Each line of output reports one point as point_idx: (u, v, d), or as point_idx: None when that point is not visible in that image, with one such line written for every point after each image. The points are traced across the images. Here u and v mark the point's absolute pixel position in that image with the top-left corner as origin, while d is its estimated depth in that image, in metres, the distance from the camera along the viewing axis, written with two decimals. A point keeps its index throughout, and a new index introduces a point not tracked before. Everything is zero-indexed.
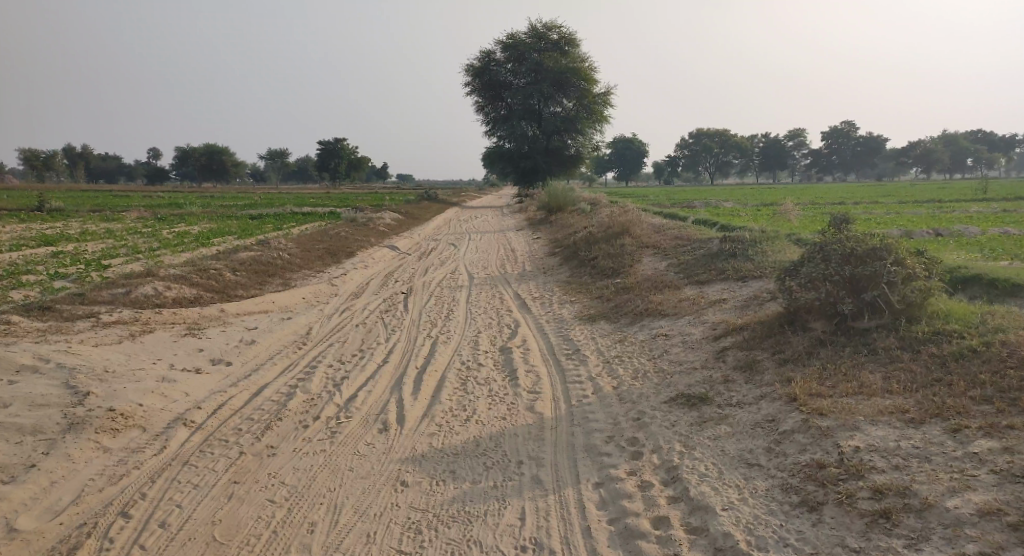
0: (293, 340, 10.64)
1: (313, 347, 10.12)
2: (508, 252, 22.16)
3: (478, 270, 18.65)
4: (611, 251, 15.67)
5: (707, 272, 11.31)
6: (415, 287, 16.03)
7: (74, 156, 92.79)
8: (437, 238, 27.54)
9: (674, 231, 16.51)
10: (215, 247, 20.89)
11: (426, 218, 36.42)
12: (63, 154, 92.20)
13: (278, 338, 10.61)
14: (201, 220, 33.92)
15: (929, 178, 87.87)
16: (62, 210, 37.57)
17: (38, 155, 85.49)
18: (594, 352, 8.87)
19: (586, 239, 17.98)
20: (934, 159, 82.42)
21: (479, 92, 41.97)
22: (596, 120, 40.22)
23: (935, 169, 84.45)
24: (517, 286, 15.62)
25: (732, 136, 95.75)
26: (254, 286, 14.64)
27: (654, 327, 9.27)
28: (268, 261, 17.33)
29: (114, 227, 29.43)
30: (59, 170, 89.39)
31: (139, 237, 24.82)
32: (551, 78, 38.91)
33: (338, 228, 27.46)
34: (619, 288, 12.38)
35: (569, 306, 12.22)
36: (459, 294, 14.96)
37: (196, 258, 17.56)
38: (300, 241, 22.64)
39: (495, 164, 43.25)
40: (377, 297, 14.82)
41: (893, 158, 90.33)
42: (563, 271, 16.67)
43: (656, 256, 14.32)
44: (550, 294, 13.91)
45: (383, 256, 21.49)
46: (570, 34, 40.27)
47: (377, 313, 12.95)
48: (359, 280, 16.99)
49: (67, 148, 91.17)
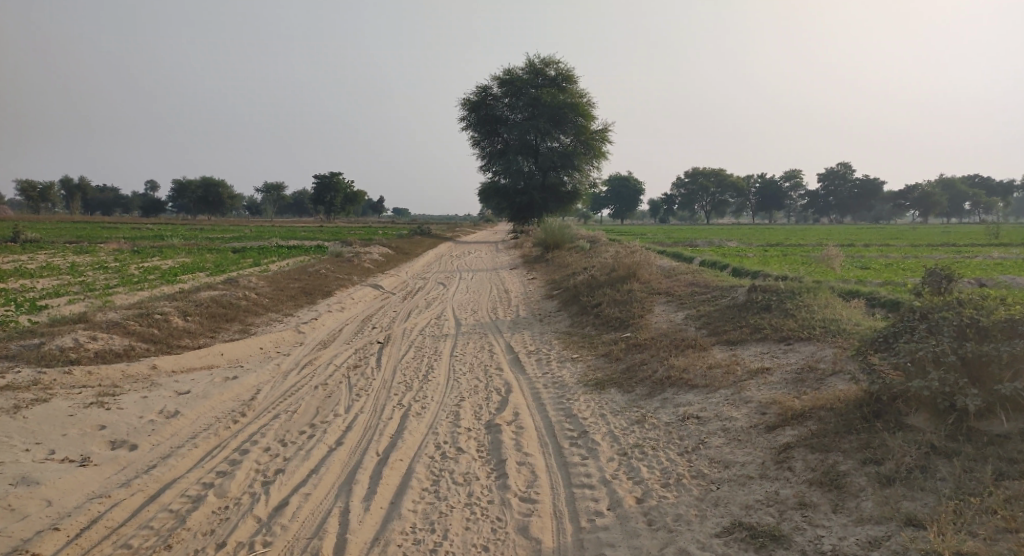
0: (230, 410, 8.46)
1: (253, 422, 8.00)
2: (502, 294, 20.32)
3: (467, 314, 16.81)
4: (617, 298, 13.87)
5: (738, 329, 9.48)
6: (394, 335, 14.13)
7: (68, 188, 91.58)
8: (426, 277, 25.66)
9: (687, 275, 14.70)
10: (181, 285, 18.97)
11: (416, 252, 34.67)
12: (60, 185, 91.39)
13: (211, 406, 8.54)
14: (180, 253, 32.07)
15: (927, 221, 86.89)
16: (37, 241, 35.58)
17: (32, 185, 84.46)
18: (606, 437, 6.95)
19: (588, 282, 16.16)
20: (931, 203, 81.39)
21: (475, 127, 40.58)
22: (594, 156, 38.84)
23: (931, 213, 83.90)
24: (511, 336, 13.75)
25: (728, 177, 94.66)
26: (205, 335, 12.64)
27: (683, 402, 7.38)
28: (231, 302, 15.36)
29: (81, 260, 27.48)
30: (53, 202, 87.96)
31: (102, 273, 22.87)
32: (548, 113, 37.60)
33: (321, 264, 25.65)
34: (631, 344, 10.53)
35: (572, 366, 10.31)
36: (443, 345, 13.07)
37: (150, 298, 15.71)
38: (275, 278, 20.79)
39: (490, 200, 41.67)
40: (347, 348, 12.87)
41: (889, 201, 89.45)
42: (562, 318, 14.84)
43: (671, 306, 12.49)
44: (548, 348, 12.01)
45: (364, 297, 19.59)
46: (568, 70, 39.16)
47: (343, 369, 10.98)
48: (332, 326, 15.05)
49: (66, 181, 90.61)
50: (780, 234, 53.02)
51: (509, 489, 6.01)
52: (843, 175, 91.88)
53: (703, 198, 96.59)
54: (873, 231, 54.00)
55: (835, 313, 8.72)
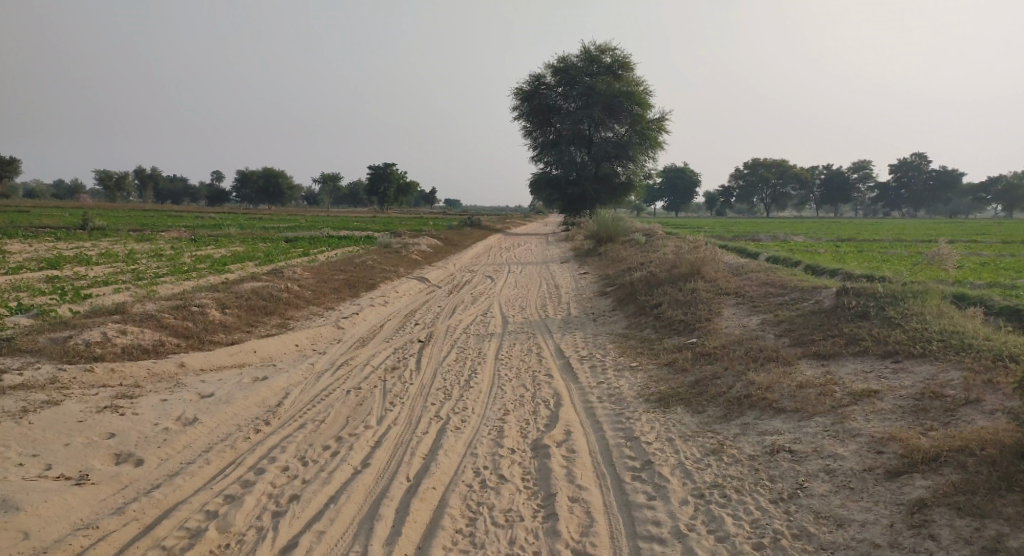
0: (255, 417, 7.53)
1: (277, 432, 7.10)
2: (552, 289, 19.22)
3: (516, 311, 15.85)
4: (680, 298, 12.67)
5: (827, 343, 8.26)
6: (437, 333, 13.21)
7: (142, 177, 95.27)
8: (474, 269, 24.76)
9: (759, 274, 13.36)
10: (228, 275, 18.51)
11: (466, 244, 33.86)
12: (132, 175, 94.74)
13: (233, 414, 7.50)
14: (232, 243, 31.92)
15: (1010, 214, 81.72)
16: (103, 229, 36.17)
17: (108, 174, 88.36)
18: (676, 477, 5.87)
19: (646, 279, 14.94)
20: (1018, 196, 76.49)
21: (527, 117, 39.45)
22: (650, 146, 37.26)
23: (1016, 208, 78.78)
24: (561, 337, 12.68)
25: (791, 168, 90.93)
26: (243, 329, 11.74)
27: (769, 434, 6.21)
28: (271, 294, 14.64)
29: (136, 248, 27.56)
30: (127, 191, 91.35)
31: (153, 261, 22.69)
32: (603, 102, 36.27)
33: (368, 255, 24.99)
34: (699, 354, 9.35)
35: (630, 377, 9.19)
36: (488, 346, 12.08)
37: (193, 289, 15.13)
38: (320, 269, 20.14)
39: (541, 191, 40.48)
40: (388, 347, 11.99)
41: (969, 194, 84.44)
42: (617, 318, 13.68)
43: (742, 311, 11.21)
44: (603, 353, 10.90)
45: (409, 291, 18.74)
46: (624, 57, 37.64)
47: (379, 371, 10.07)
48: (373, 322, 14.20)
49: (138, 170, 93.79)
50: (852, 228, 50.30)
51: (559, 536, 5.03)
52: (919, 166, 86.98)
53: (763, 190, 93.20)
54: (954, 224, 50.51)
55: (950, 328, 7.39)
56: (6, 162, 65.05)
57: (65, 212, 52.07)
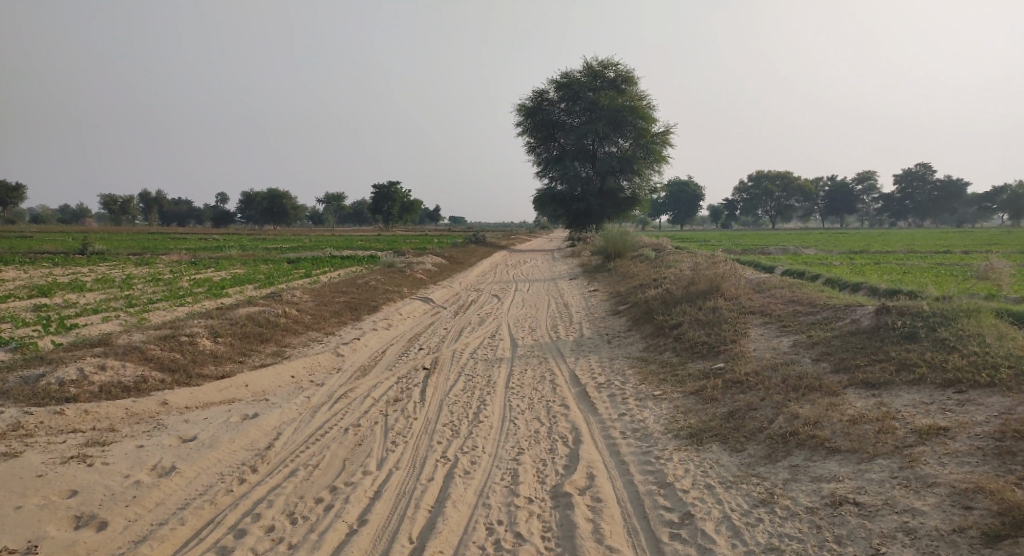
0: (241, 461, 6.75)
1: (264, 479, 6.32)
2: (562, 308, 18.45)
3: (525, 332, 15.11)
4: (701, 317, 11.92)
5: (873, 368, 7.49)
6: (443, 359, 12.45)
7: (147, 201, 95.45)
8: (480, 288, 24.04)
9: (783, 291, 12.60)
10: (226, 300, 17.86)
11: (471, 262, 33.18)
12: (137, 197, 94.69)
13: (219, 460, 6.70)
14: (233, 265, 31.24)
15: (1016, 223, 80.99)
16: (103, 253, 35.70)
17: (113, 199, 88.54)
18: (722, 542, 5.07)
19: (662, 297, 14.18)
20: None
21: (530, 132, 38.87)
22: (654, 160, 36.62)
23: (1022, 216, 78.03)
24: (575, 360, 11.89)
25: (795, 180, 90.20)
26: (236, 359, 11.00)
27: (824, 483, 5.43)
28: (267, 320, 13.93)
29: (134, 272, 26.98)
30: (131, 213, 91.22)
31: (149, 286, 21.99)
32: (607, 116, 35.80)
33: (371, 275, 24.31)
34: (728, 381, 8.57)
35: (655, 407, 8.41)
36: (498, 372, 11.31)
37: (186, 315, 14.43)
38: (320, 291, 19.43)
39: (545, 206, 39.76)
40: (390, 376, 11.23)
41: (973, 203, 83.96)
42: (634, 340, 12.90)
43: (770, 331, 10.42)
44: (623, 379, 10.11)
45: (413, 313, 18.00)
46: (627, 72, 37.15)
47: (381, 403, 9.29)
48: (375, 347, 13.46)
49: (143, 193, 93.79)
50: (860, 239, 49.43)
51: None
52: (923, 175, 86.78)
53: (768, 202, 92.14)
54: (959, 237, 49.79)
55: (1017, 353, 6.65)
56: (11, 189, 65.21)
57: (68, 236, 51.66)
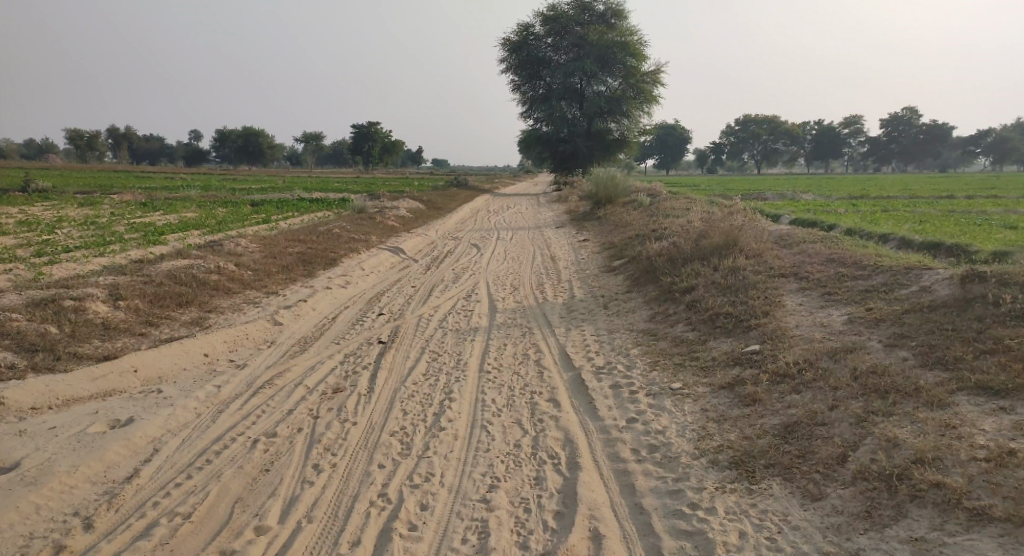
0: (52, 504, 4.98)
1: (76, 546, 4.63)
2: (547, 262, 16.14)
3: (504, 292, 12.88)
4: (719, 281, 9.72)
5: (990, 364, 5.41)
6: (403, 329, 10.17)
7: (116, 136, 90.71)
8: (457, 237, 21.57)
9: (815, 248, 10.38)
10: (158, 249, 15.30)
11: (449, 207, 30.65)
12: (106, 134, 90.08)
13: (30, 517, 4.86)
14: (189, 208, 28.48)
15: (1003, 167, 79.20)
16: (49, 192, 32.58)
17: (78, 133, 83.44)
18: None
19: (668, 253, 11.89)
20: (1010, 148, 74.02)
21: (514, 70, 35.72)
22: (645, 101, 33.88)
23: (1009, 160, 76.21)
24: (564, 333, 9.69)
25: (782, 123, 87.38)
26: (135, 332, 8.65)
27: None
28: (193, 278, 11.48)
29: (70, 213, 24.06)
30: (101, 151, 86.97)
31: (80, 230, 19.31)
32: (595, 53, 32.98)
33: (336, 221, 21.77)
34: (772, 374, 6.41)
35: (675, 411, 6.27)
36: (470, 348, 9.09)
37: (96, 270, 12.01)
38: (271, 241, 16.96)
39: (530, 148, 37.02)
40: (335, 353, 8.98)
41: (958, 147, 82.29)
42: (635, 306, 10.71)
43: (812, 301, 8.23)
44: (627, 364, 7.93)
45: (377, 267, 15.60)
46: (618, 3, 33.84)
47: (313, 398, 7.09)
48: (323, 313, 11.13)
49: (112, 129, 89.10)
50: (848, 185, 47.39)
51: None
52: (909, 120, 84.11)
53: (755, 146, 90.01)
54: (950, 181, 47.59)
55: None
56: None
57: (28, 173, 48.13)
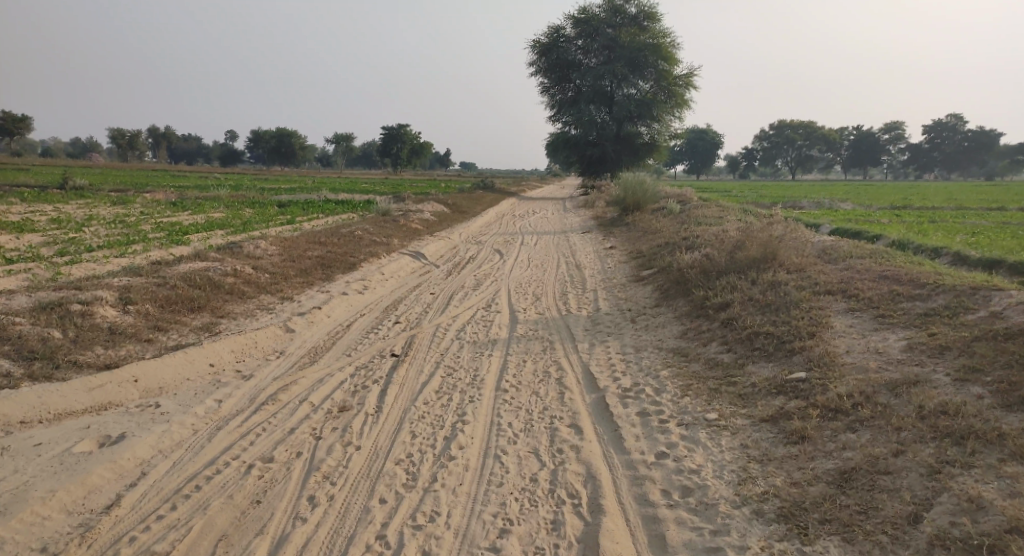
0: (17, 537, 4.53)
1: None
2: (573, 270, 15.56)
3: (528, 301, 12.33)
4: (758, 297, 9.06)
5: None
6: (419, 340, 9.65)
7: (155, 136, 92.23)
8: (481, 241, 21.08)
9: (864, 263, 9.66)
10: (179, 249, 15.02)
11: (476, 210, 30.21)
12: (145, 133, 91.54)
13: None
14: (216, 207, 28.41)
15: None
16: (82, 188, 32.85)
17: (118, 132, 84.93)
18: None
19: (701, 264, 11.23)
20: None
21: (544, 72, 35.19)
22: (676, 105, 33.09)
23: None
24: (589, 349, 9.10)
25: (818, 129, 85.62)
26: (141, 337, 8.17)
27: None
28: (208, 282, 11.04)
29: (99, 211, 24.07)
30: (140, 150, 88.40)
31: (105, 228, 19.20)
32: (626, 56, 32.26)
33: (361, 223, 21.39)
34: (823, 409, 5.77)
35: (712, 446, 5.65)
36: (488, 363, 8.54)
37: (110, 270, 11.70)
38: (292, 243, 16.60)
39: (558, 152, 36.43)
40: (346, 365, 8.48)
41: (1006, 155, 79.28)
42: (666, 320, 10.08)
43: (864, 323, 7.53)
44: (657, 387, 7.30)
45: (397, 272, 15.15)
46: (651, 5, 33.02)
47: (317, 415, 6.59)
48: (338, 320, 10.66)
49: (151, 128, 90.49)
50: (889, 192, 45.90)
51: None
52: (954, 126, 81.95)
53: (789, 152, 88.23)
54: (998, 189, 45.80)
55: None
56: (17, 120, 61.76)
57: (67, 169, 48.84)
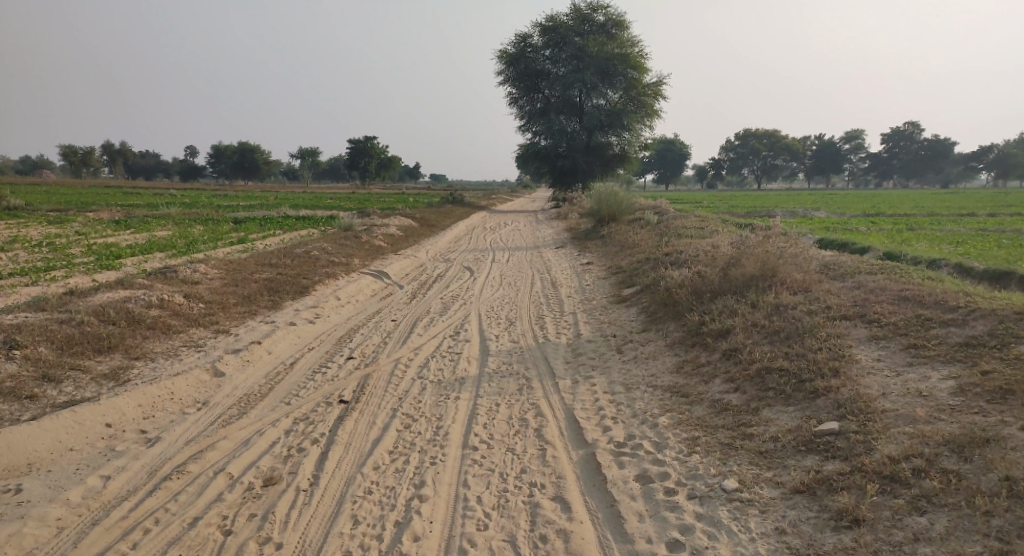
0: None
1: None
2: (548, 289, 14.32)
3: (498, 327, 11.02)
4: (763, 322, 7.86)
5: None
6: (373, 379, 8.25)
7: (113, 153, 89.22)
8: (449, 258, 19.71)
9: (877, 282, 8.53)
10: (106, 276, 13.42)
11: (444, 224, 28.88)
12: (102, 149, 88.38)
13: None
14: (165, 226, 26.56)
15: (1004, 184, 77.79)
16: (23, 209, 30.71)
17: (74, 149, 81.50)
18: None
19: (692, 283, 10.04)
20: (1011, 165, 71.91)
21: (511, 82, 34.03)
22: (646, 115, 32.27)
23: (1011, 177, 74.64)
24: (571, 387, 7.80)
25: (781, 139, 86.18)
26: (22, 395, 6.92)
27: None
28: (127, 314, 9.59)
29: (33, 233, 22.14)
30: (96, 166, 85.25)
31: (34, 252, 17.42)
32: (595, 66, 31.33)
33: (319, 241, 19.86)
34: (874, 476, 4.58)
35: (739, 533, 4.51)
36: (452, 409, 7.16)
37: (13, 304, 10.10)
38: (238, 265, 15.04)
39: (528, 163, 35.32)
40: (279, 415, 7.04)
41: (959, 163, 80.56)
42: (657, 349, 8.84)
43: (894, 357, 6.36)
44: (657, 441, 6.02)
45: (356, 295, 13.74)
46: (619, 14, 32.12)
47: (231, 496, 5.24)
48: (280, 357, 9.22)
49: (108, 144, 87.37)
50: (853, 201, 45.79)
51: None
52: (910, 135, 83.32)
53: (755, 161, 87.99)
54: (958, 196, 45.92)
55: None
56: None
57: (16, 189, 46.19)
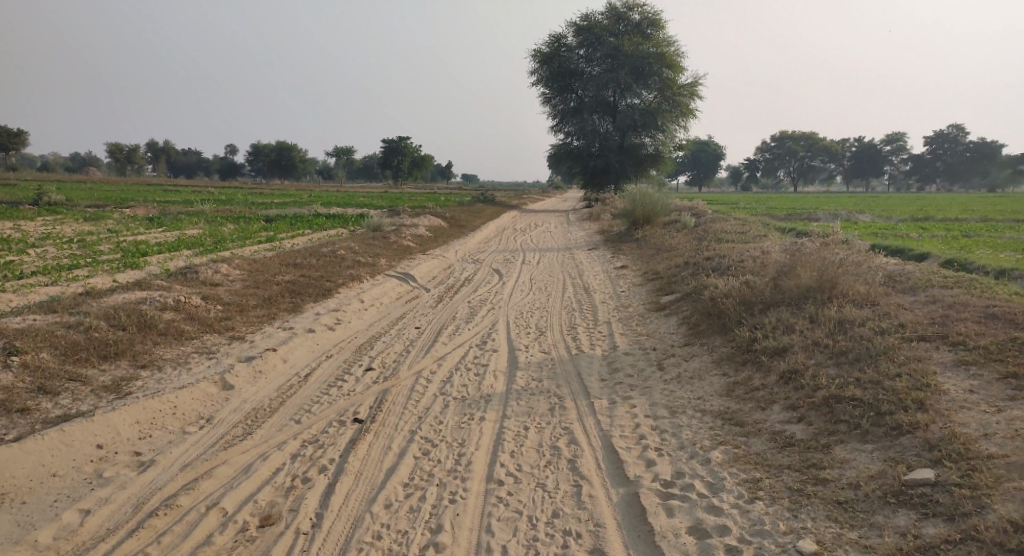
0: None
1: None
2: (580, 294, 13.56)
3: (527, 336, 10.28)
4: (827, 341, 6.99)
5: None
6: (392, 394, 7.58)
7: (155, 150, 90.72)
8: (478, 260, 19.04)
9: (957, 297, 7.59)
10: (128, 276, 13.03)
11: (474, 224, 28.26)
12: (144, 148, 89.94)
13: None
14: (196, 224, 26.36)
15: None
16: (61, 205, 30.92)
17: (119, 147, 83.16)
18: None
19: (740, 293, 9.17)
20: None
21: (544, 82, 33.25)
22: (681, 115, 31.20)
23: None
24: (608, 408, 7.04)
25: (819, 140, 83.82)
26: (14, 409, 6.40)
27: None
28: (139, 318, 9.06)
29: (65, 229, 22.07)
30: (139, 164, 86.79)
31: (61, 250, 17.19)
32: (629, 65, 30.40)
33: (346, 241, 19.33)
34: (996, 548, 4.15)
35: None
36: (476, 431, 6.47)
37: (25, 305, 9.68)
38: (262, 265, 14.55)
39: (560, 163, 34.48)
40: (286, 434, 6.41)
41: (1009, 166, 77.37)
42: (703, 365, 8.02)
43: (992, 389, 5.53)
44: (710, 482, 5.29)
45: (380, 298, 13.12)
46: (656, 13, 31.08)
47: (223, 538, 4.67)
48: (295, 366, 8.61)
49: (150, 142, 88.84)
50: (894, 206, 43.95)
51: None
52: (955, 137, 80.14)
53: (791, 162, 86.13)
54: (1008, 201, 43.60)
55: None
56: (14, 134, 60.17)
57: (60, 185, 46.94)
